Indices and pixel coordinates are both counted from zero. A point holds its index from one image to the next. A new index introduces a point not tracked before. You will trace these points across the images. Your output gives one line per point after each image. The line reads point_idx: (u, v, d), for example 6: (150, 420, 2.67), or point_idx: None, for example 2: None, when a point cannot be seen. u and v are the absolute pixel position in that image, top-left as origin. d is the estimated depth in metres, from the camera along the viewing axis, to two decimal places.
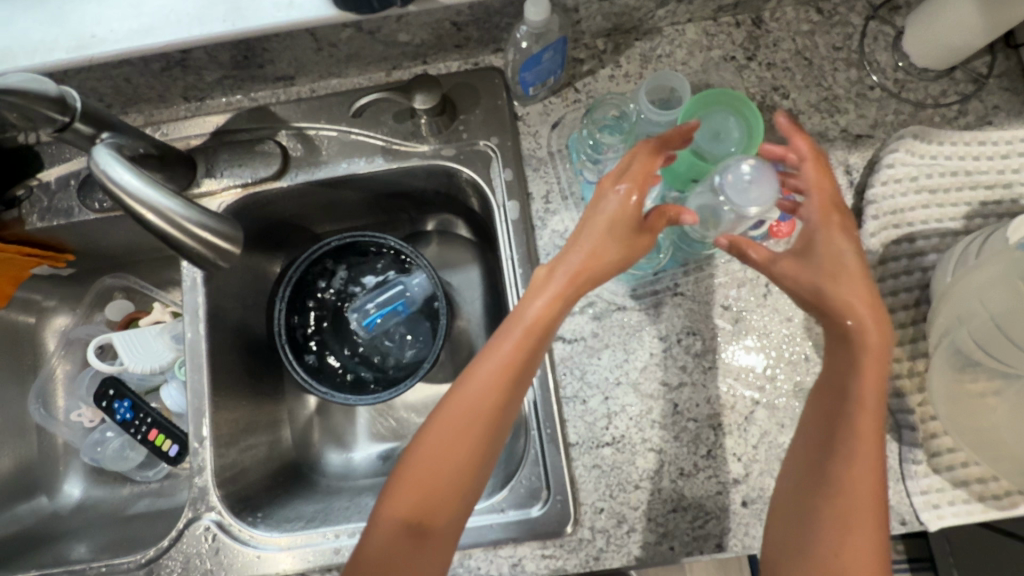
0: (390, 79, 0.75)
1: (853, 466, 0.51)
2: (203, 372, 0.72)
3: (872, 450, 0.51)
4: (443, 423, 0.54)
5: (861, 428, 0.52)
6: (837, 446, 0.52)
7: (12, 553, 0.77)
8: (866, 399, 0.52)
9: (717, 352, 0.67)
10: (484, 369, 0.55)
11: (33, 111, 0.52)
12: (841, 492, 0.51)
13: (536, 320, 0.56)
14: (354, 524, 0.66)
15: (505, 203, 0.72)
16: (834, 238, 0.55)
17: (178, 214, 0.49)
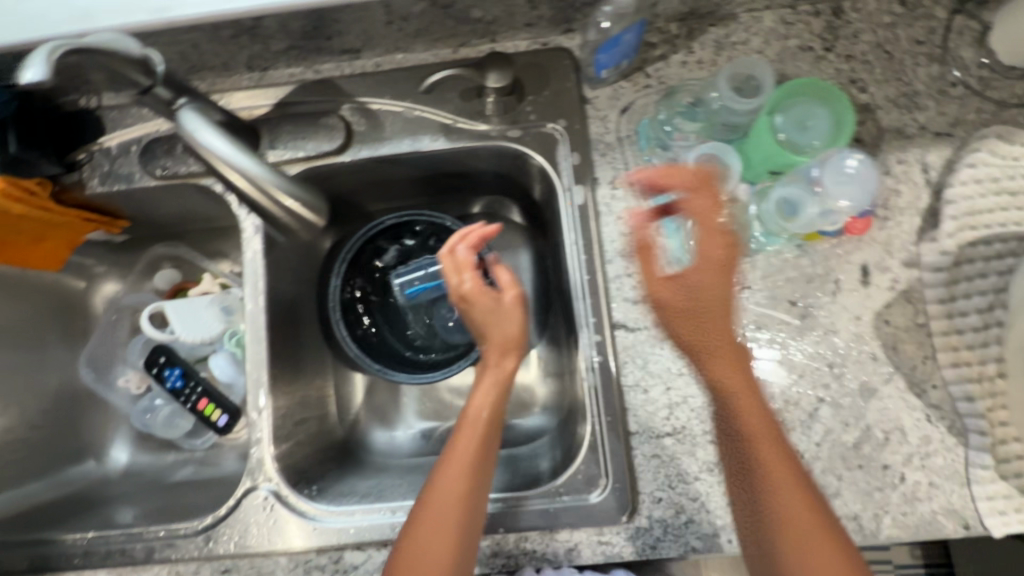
0: (457, 57, 0.74)
1: (787, 494, 0.54)
2: (263, 344, 0.72)
3: (800, 476, 0.56)
4: (419, 526, 0.55)
5: (768, 456, 0.56)
6: (768, 476, 0.56)
7: (67, 513, 0.77)
8: (774, 434, 0.57)
9: (783, 348, 0.66)
10: (447, 468, 0.57)
11: (119, 73, 0.51)
12: (788, 521, 0.54)
13: (482, 409, 0.59)
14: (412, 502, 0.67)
15: (571, 187, 0.71)
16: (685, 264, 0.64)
17: (270, 182, 0.50)
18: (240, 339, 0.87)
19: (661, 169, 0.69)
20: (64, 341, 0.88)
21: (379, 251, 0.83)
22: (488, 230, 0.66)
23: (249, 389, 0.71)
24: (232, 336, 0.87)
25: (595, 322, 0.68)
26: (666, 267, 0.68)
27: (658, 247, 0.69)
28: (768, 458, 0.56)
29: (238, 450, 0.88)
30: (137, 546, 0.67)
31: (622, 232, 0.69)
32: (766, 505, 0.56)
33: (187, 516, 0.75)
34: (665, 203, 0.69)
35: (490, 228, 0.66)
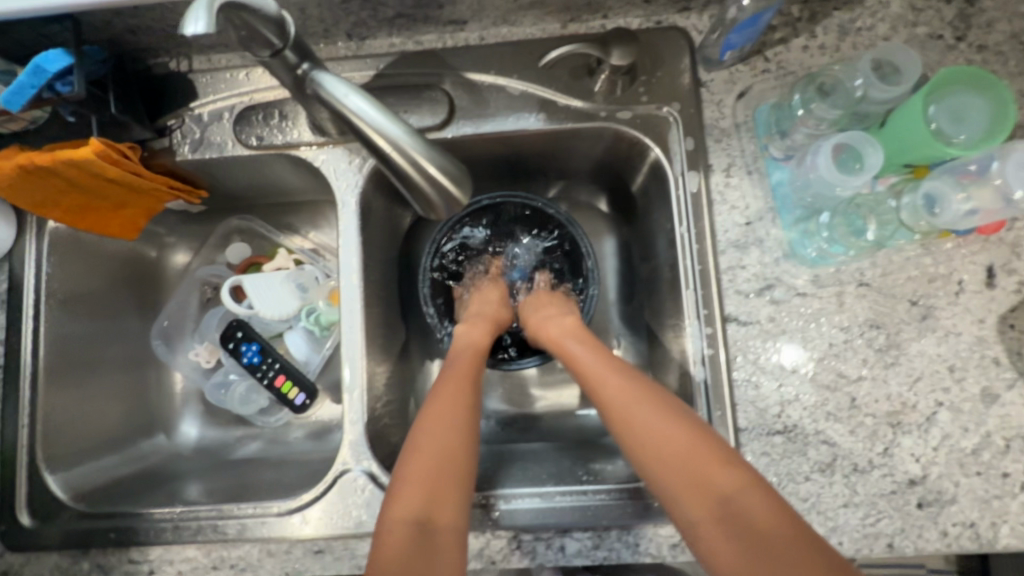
0: (565, 32, 0.71)
1: (649, 418, 0.58)
2: (358, 330, 0.69)
3: (651, 400, 0.59)
4: (419, 447, 0.60)
5: (612, 393, 0.61)
6: (619, 414, 0.59)
7: (143, 487, 0.76)
8: (610, 374, 0.63)
9: (901, 348, 0.64)
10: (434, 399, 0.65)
11: (255, 31, 0.48)
12: (654, 443, 0.56)
13: (481, 346, 0.73)
14: (510, 491, 0.66)
15: (683, 173, 0.68)
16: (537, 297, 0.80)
17: (406, 144, 0.46)
18: (318, 316, 0.85)
19: (780, 159, 0.67)
20: (137, 311, 0.86)
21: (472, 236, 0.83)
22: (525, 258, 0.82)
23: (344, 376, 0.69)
24: (309, 313, 0.85)
25: (705, 314, 0.66)
26: (781, 260, 0.66)
27: (773, 239, 0.66)
28: (613, 398, 0.61)
29: (309, 429, 0.86)
30: (230, 523, 0.66)
31: (736, 222, 0.67)
32: (633, 443, 0.58)
33: (264, 493, 0.73)
34: (782, 195, 0.66)
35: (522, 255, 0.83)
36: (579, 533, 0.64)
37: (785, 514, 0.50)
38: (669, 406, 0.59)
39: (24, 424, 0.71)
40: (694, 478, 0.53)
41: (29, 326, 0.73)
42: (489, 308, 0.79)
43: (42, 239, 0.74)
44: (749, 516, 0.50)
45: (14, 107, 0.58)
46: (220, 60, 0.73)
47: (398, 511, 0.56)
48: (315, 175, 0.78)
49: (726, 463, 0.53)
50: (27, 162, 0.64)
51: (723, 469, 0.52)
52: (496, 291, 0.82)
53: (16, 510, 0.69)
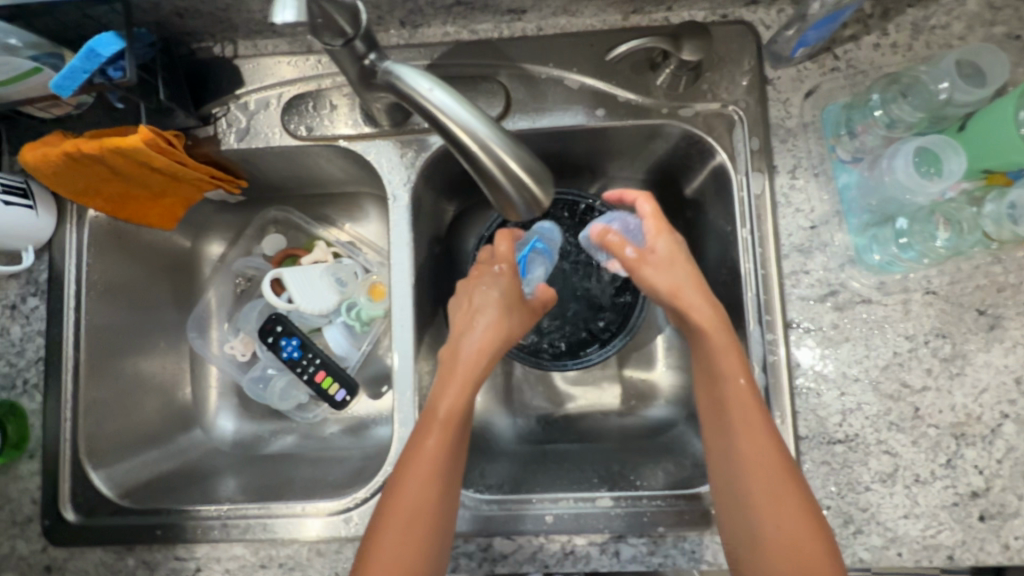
0: (626, 25, 0.68)
1: (783, 499, 0.54)
2: (409, 329, 0.68)
3: (789, 478, 0.55)
4: (387, 524, 0.55)
5: (760, 449, 0.56)
6: (754, 476, 0.55)
7: (181, 484, 0.74)
8: (761, 430, 0.56)
9: (967, 359, 0.63)
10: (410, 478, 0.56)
11: (328, 19, 0.46)
12: (779, 528, 0.54)
13: (458, 413, 0.59)
14: (563, 493, 0.65)
15: (747, 174, 0.66)
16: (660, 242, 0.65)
17: (489, 138, 0.43)
18: (358, 311, 0.84)
19: (848, 161, 0.64)
20: (172, 302, 0.84)
21: None
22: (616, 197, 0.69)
23: (397, 378, 0.67)
24: (349, 308, 0.84)
25: (768, 320, 0.65)
26: (847, 265, 0.64)
27: (839, 244, 0.64)
28: (754, 461, 0.56)
29: (346, 425, 0.85)
30: (279, 522, 0.65)
31: (801, 225, 0.65)
32: (752, 507, 0.55)
33: (305, 493, 0.72)
34: (849, 199, 0.64)
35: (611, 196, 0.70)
36: (634, 539, 0.63)
37: None
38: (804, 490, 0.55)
39: (67, 418, 0.70)
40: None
41: (71, 318, 0.72)
42: (493, 326, 0.64)
43: (83, 229, 0.72)
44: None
45: (65, 92, 0.56)
46: (266, 46, 0.71)
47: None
48: (362, 166, 0.75)
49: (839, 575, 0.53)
50: (74, 150, 0.63)
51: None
52: (503, 289, 0.66)
53: (60, 505, 0.68)
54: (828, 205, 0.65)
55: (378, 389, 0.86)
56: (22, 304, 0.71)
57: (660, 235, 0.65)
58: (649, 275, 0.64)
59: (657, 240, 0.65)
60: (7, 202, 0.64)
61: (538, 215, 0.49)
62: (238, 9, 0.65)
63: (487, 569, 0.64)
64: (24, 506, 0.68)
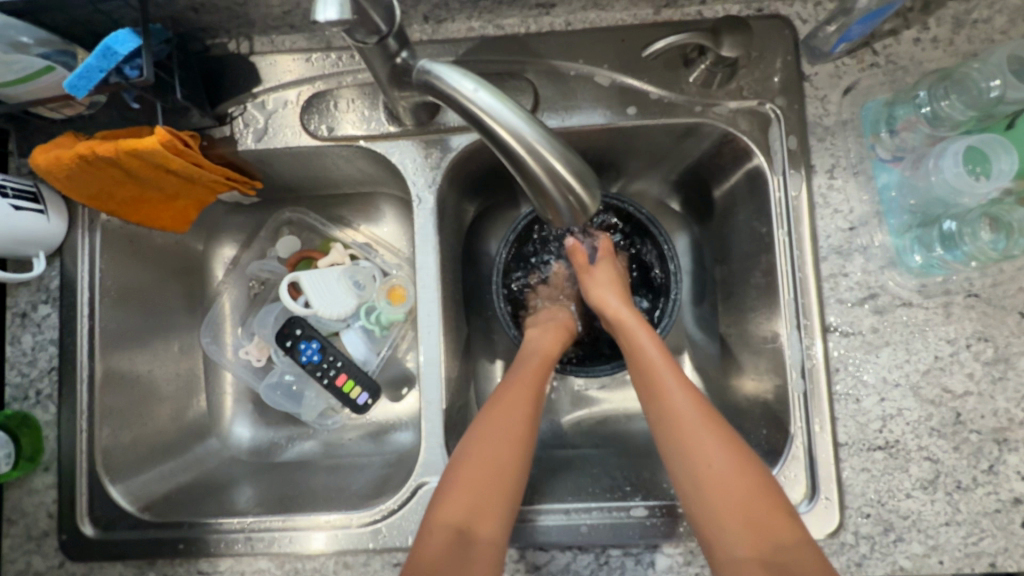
0: (658, 19, 0.66)
1: (709, 441, 0.58)
2: (437, 334, 0.66)
3: (712, 422, 0.59)
4: (486, 428, 0.61)
5: (683, 408, 0.60)
6: (683, 429, 0.59)
7: (192, 498, 0.71)
8: (685, 393, 0.61)
9: (1009, 363, 0.61)
10: (505, 394, 0.64)
11: (364, 16, 0.44)
12: (713, 467, 0.57)
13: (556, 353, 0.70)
14: (575, 505, 0.64)
15: (784, 173, 0.64)
16: (604, 263, 0.75)
17: (534, 139, 0.41)
18: (377, 316, 0.81)
19: (888, 160, 0.63)
20: (185, 307, 0.82)
21: (547, 238, 0.79)
22: (573, 246, 0.77)
23: (424, 386, 0.65)
24: (369, 312, 0.82)
25: (805, 324, 0.63)
26: (886, 267, 0.63)
27: (879, 246, 0.63)
28: (679, 410, 0.60)
29: (365, 431, 0.82)
30: (305, 534, 0.64)
31: (839, 227, 0.63)
32: (687, 456, 0.58)
33: (321, 503, 0.68)
34: (888, 199, 0.63)
35: (571, 242, 0.77)
36: (670, 549, 0.62)
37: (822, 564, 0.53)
38: (730, 433, 0.59)
39: (82, 429, 0.68)
40: (746, 514, 0.55)
41: (84, 326, 0.69)
42: (565, 315, 0.77)
43: (94, 234, 0.70)
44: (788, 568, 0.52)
45: (79, 92, 0.53)
46: (283, 42, 0.68)
47: (457, 497, 0.57)
48: (384, 167, 0.73)
49: (787, 518, 0.55)
50: (87, 152, 0.60)
51: (773, 516, 0.55)
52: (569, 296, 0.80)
53: (78, 518, 0.66)
54: (865, 206, 0.63)
55: (397, 394, 0.84)
56: (33, 312, 0.69)
57: (606, 257, 0.76)
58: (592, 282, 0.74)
59: (603, 259, 0.76)
60: (17, 207, 0.62)
61: (582, 218, 0.47)
62: (256, 4, 0.63)
63: None
64: (40, 520, 0.66)
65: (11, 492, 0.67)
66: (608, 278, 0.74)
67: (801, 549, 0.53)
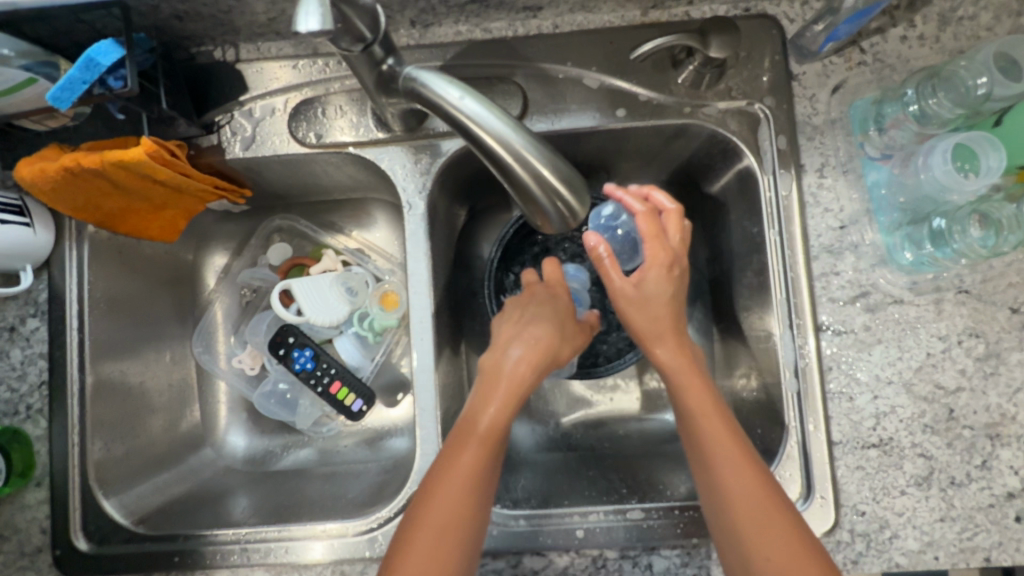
0: (646, 21, 0.66)
1: (756, 515, 0.52)
2: (429, 340, 0.66)
3: (763, 493, 0.53)
4: (422, 530, 0.53)
5: (732, 482, 0.53)
6: (730, 501, 0.53)
7: (187, 509, 0.70)
8: (734, 460, 0.54)
9: (1000, 358, 0.62)
10: (441, 487, 0.54)
11: (348, 24, 0.43)
12: (759, 545, 0.51)
13: (501, 425, 0.57)
14: (574, 508, 0.64)
15: (775, 173, 0.64)
16: (653, 280, 0.60)
17: (520, 146, 0.41)
18: (370, 322, 0.81)
19: (877, 158, 0.63)
20: (175, 318, 0.81)
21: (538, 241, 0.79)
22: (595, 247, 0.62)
23: (418, 392, 0.65)
24: (362, 318, 0.81)
25: (798, 323, 0.63)
26: (877, 265, 0.63)
27: (870, 243, 0.63)
28: (727, 481, 0.53)
29: (361, 437, 0.82)
30: (301, 544, 0.63)
31: (830, 226, 0.63)
32: (734, 529, 0.52)
33: (317, 514, 0.68)
34: (878, 196, 0.63)
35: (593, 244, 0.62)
36: (667, 551, 0.62)
37: None
38: (778, 505, 0.52)
39: (74, 444, 0.67)
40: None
41: (73, 339, 0.69)
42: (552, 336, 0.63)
43: (82, 246, 0.69)
44: None
45: (62, 105, 0.52)
46: (269, 50, 0.67)
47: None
48: (374, 173, 0.72)
49: None
50: (72, 164, 0.60)
51: None
52: (564, 307, 0.66)
53: (72, 533, 0.66)
54: (855, 205, 0.63)
55: (393, 399, 0.84)
56: (21, 326, 0.68)
57: (651, 269, 0.61)
58: (627, 300, 0.61)
59: (649, 275, 0.61)
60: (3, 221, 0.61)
61: (573, 225, 0.47)
62: (241, 11, 0.62)
63: None
64: (33, 536, 0.66)
65: (2, 508, 0.66)
66: (654, 306, 0.61)
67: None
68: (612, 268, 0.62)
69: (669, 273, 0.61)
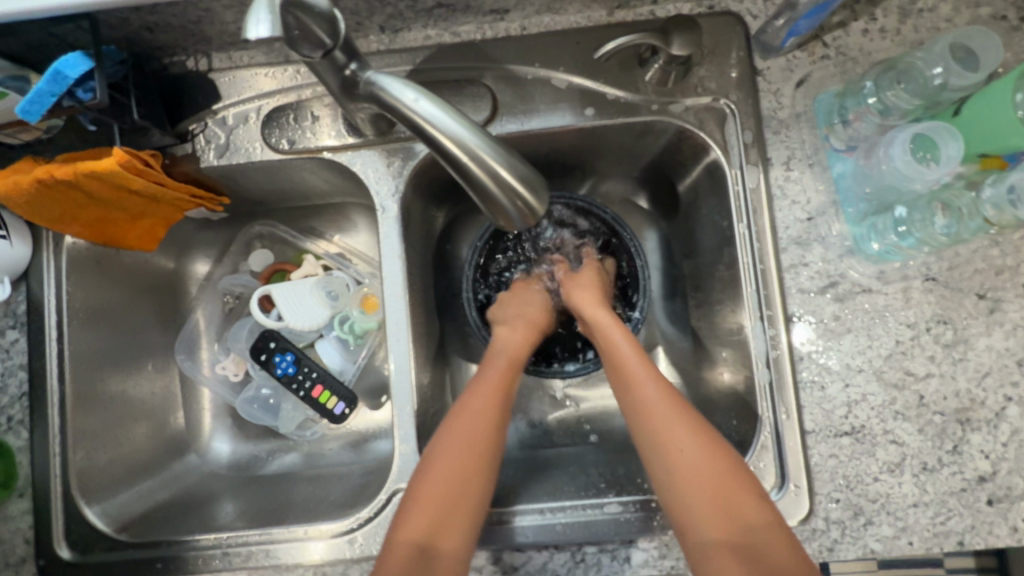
0: (612, 21, 0.67)
1: (686, 432, 0.58)
2: (406, 342, 0.66)
3: (686, 410, 0.60)
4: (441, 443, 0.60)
5: (652, 397, 0.61)
6: (654, 417, 0.60)
7: (172, 514, 0.71)
8: (651, 379, 0.62)
9: (968, 343, 0.63)
10: (466, 408, 0.63)
11: (307, 31, 0.44)
12: (686, 453, 0.57)
13: (519, 351, 0.70)
14: (557, 503, 0.65)
15: (742, 168, 0.65)
16: (590, 266, 0.77)
17: (475, 144, 0.42)
18: (351, 325, 0.82)
19: (842, 150, 0.64)
20: (158, 326, 0.82)
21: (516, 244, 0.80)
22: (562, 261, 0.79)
23: (395, 394, 0.66)
24: (342, 321, 0.82)
25: (769, 315, 0.64)
26: (845, 256, 0.63)
27: (837, 234, 0.64)
28: (648, 397, 0.61)
29: (346, 440, 0.83)
30: (282, 547, 0.64)
31: (798, 218, 0.64)
32: (662, 444, 0.58)
33: (299, 517, 0.68)
34: (845, 188, 0.64)
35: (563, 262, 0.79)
36: (645, 543, 0.62)
37: (797, 551, 0.52)
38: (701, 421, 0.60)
39: (56, 453, 0.68)
40: (721, 501, 0.55)
41: (53, 349, 0.69)
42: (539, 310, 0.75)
43: (60, 256, 0.70)
44: (760, 548, 0.52)
45: (32, 117, 0.53)
46: (241, 58, 0.68)
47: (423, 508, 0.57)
48: (348, 177, 0.73)
49: (756, 501, 0.55)
50: (46, 176, 0.60)
51: (748, 500, 0.55)
52: (539, 292, 0.77)
53: (54, 542, 0.66)
54: (821, 198, 0.64)
55: (376, 401, 0.84)
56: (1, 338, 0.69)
57: (589, 261, 0.78)
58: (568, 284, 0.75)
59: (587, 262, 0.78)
60: None
61: (532, 222, 0.48)
62: (210, 21, 0.63)
63: None
64: (17, 546, 0.66)
65: None
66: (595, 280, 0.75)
67: (773, 533, 0.53)
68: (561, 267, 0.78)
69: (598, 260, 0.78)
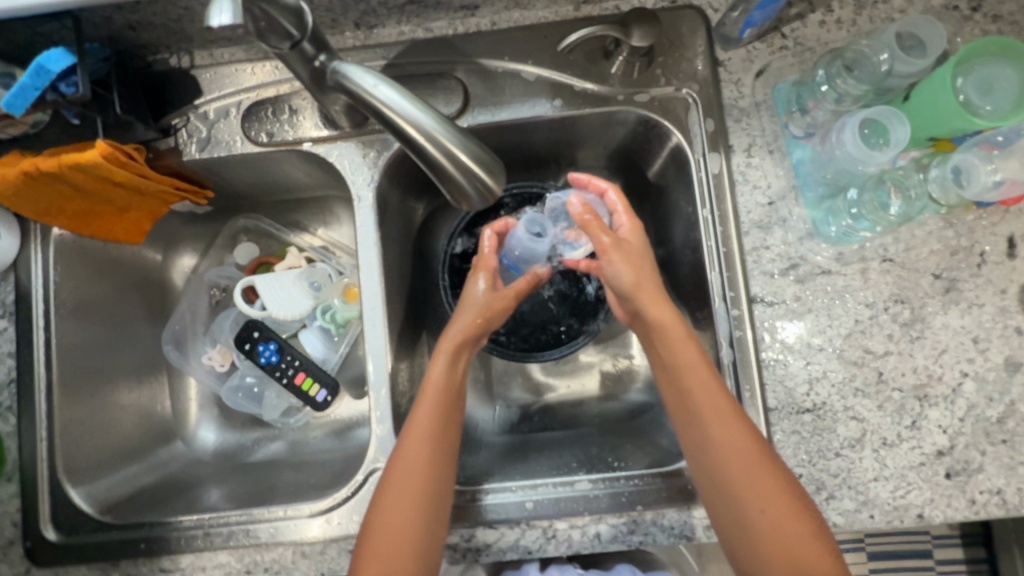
0: (579, 15, 0.69)
1: (760, 475, 0.55)
2: (381, 327, 0.68)
3: (761, 455, 0.55)
4: (389, 491, 0.59)
5: (728, 443, 0.56)
6: (727, 462, 0.56)
7: (157, 500, 0.73)
8: (729, 422, 0.56)
9: (925, 322, 0.65)
10: (403, 453, 0.60)
11: (274, 23, 0.46)
12: (759, 503, 0.54)
13: (445, 379, 0.63)
14: (538, 480, 0.66)
15: (705, 155, 0.68)
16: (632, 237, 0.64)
17: (433, 128, 0.45)
18: (333, 314, 0.84)
19: (800, 137, 0.66)
20: (145, 317, 0.84)
21: None
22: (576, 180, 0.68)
23: (371, 377, 0.68)
24: (325, 311, 0.84)
25: (732, 296, 0.66)
26: (805, 239, 0.66)
27: (797, 218, 0.66)
28: (727, 443, 0.56)
29: (330, 428, 0.84)
30: (262, 526, 0.65)
31: (759, 202, 0.67)
32: (733, 488, 0.55)
33: (281, 500, 0.70)
34: (804, 173, 0.66)
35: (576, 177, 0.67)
36: (613, 519, 0.64)
37: None
38: (781, 467, 0.56)
39: (42, 438, 0.70)
40: (787, 550, 0.53)
41: (40, 338, 0.71)
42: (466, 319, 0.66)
43: (47, 247, 0.72)
44: None
45: (16, 110, 0.56)
46: (222, 55, 0.71)
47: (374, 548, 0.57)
48: (327, 169, 0.75)
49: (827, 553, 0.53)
50: (31, 168, 0.63)
51: (816, 552, 0.53)
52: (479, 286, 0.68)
53: (41, 525, 0.68)
54: (781, 183, 0.66)
55: (358, 389, 0.86)
56: None
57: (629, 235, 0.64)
58: (616, 262, 0.62)
59: (630, 233, 0.65)
60: None
61: (493, 203, 0.51)
62: (191, 19, 0.65)
63: (471, 559, 0.64)
64: (5, 528, 0.68)
65: None
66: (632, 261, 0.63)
67: None
68: (598, 227, 0.63)
69: (636, 235, 0.64)
